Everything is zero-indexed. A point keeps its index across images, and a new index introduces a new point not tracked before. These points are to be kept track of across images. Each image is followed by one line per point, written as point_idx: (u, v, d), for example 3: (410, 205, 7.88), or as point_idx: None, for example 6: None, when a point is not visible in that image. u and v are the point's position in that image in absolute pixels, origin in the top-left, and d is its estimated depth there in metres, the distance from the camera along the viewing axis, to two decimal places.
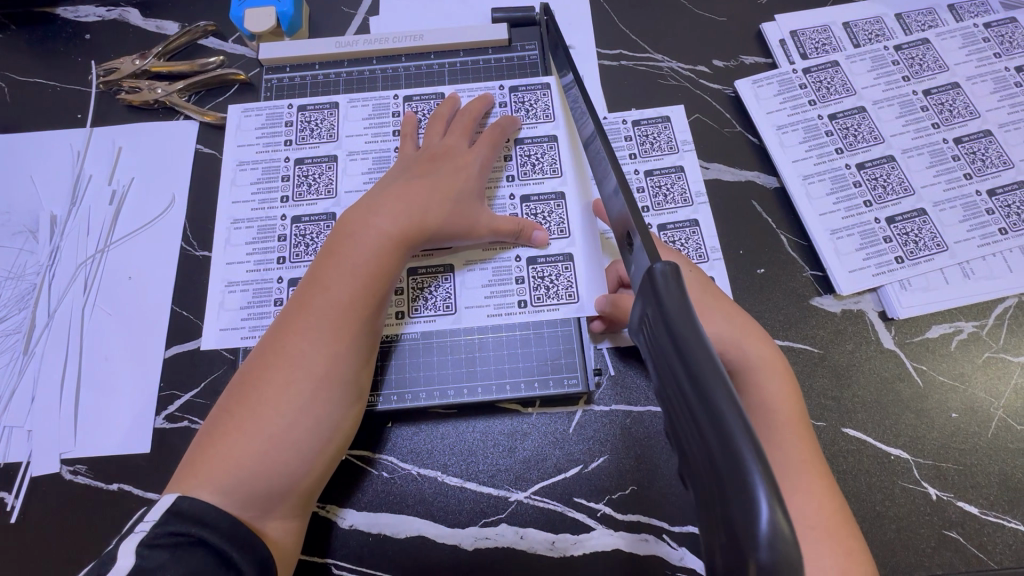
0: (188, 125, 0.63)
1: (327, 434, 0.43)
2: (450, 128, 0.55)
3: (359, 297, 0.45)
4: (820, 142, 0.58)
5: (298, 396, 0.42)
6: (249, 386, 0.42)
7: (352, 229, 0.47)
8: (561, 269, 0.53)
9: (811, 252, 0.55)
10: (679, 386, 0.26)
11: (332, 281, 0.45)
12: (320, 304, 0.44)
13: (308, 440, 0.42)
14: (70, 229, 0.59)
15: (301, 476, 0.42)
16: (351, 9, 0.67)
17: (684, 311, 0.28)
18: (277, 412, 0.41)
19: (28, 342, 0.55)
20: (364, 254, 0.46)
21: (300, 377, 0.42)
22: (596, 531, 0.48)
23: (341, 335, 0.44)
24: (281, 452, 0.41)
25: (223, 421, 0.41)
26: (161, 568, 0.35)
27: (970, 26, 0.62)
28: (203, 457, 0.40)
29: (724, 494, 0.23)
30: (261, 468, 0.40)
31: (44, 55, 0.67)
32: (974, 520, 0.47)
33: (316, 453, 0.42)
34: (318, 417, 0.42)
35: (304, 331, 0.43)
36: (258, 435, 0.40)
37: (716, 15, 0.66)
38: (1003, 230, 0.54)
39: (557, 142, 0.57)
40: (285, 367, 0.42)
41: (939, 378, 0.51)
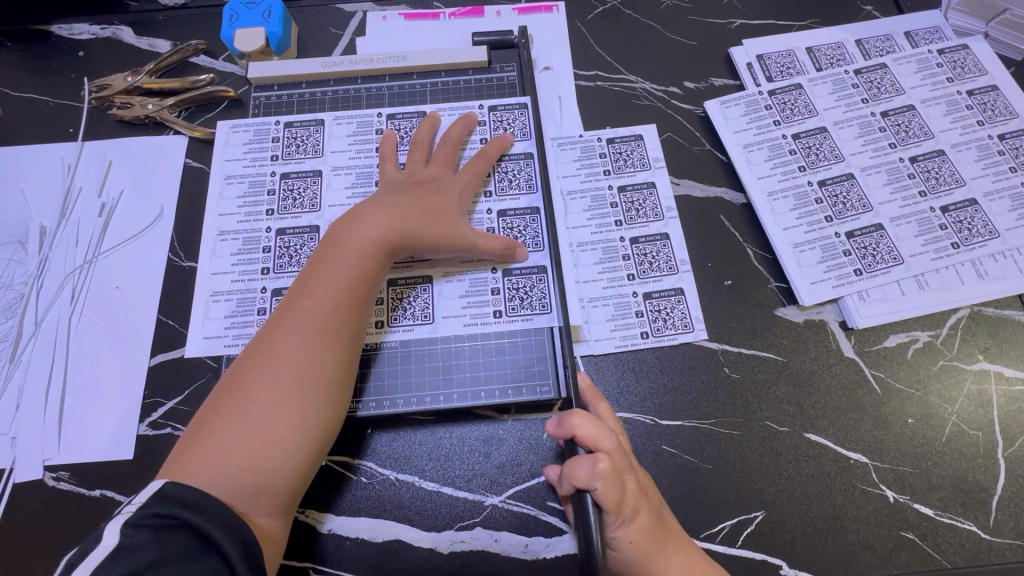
0: (177, 139, 0.65)
1: (311, 433, 0.44)
2: (431, 156, 0.57)
3: (343, 301, 0.47)
4: (784, 161, 0.61)
5: (284, 395, 0.44)
6: (236, 385, 0.44)
7: (339, 237, 0.50)
8: (535, 280, 0.55)
9: (776, 264, 0.58)
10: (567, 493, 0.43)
11: (319, 285, 0.47)
12: (307, 307, 0.46)
13: (292, 437, 0.44)
14: (59, 240, 0.60)
15: (284, 473, 0.43)
16: (338, 30, 0.70)
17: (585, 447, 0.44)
18: (263, 410, 0.43)
19: (14, 351, 0.56)
20: (349, 259, 0.48)
21: (286, 378, 0.44)
22: (567, 534, 0.49)
23: (325, 337, 0.46)
24: (267, 447, 0.43)
25: (211, 417, 0.44)
26: (142, 548, 0.37)
27: (925, 52, 0.66)
28: (193, 452, 0.42)
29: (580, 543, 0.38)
30: (247, 463, 0.42)
31: (38, 71, 0.69)
32: (929, 522, 0.49)
33: (299, 450, 0.44)
34: (302, 416, 0.44)
35: (290, 333, 0.45)
36: (247, 430, 0.43)
37: (687, 39, 0.69)
38: (955, 244, 0.57)
39: (533, 159, 0.60)
40: (273, 365, 0.44)
41: (896, 385, 0.54)
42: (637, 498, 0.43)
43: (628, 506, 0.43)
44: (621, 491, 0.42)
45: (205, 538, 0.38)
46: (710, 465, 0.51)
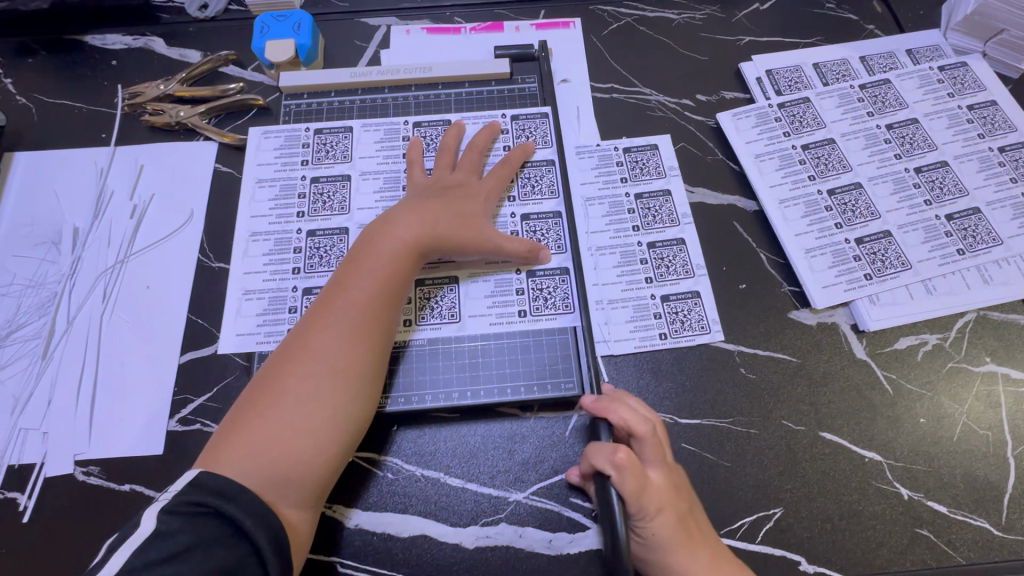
0: (208, 145, 0.67)
1: (344, 427, 0.46)
2: (458, 162, 0.59)
3: (376, 299, 0.49)
4: (794, 170, 0.64)
5: (319, 389, 0.45)
6: (271, 378, 0.46)
7: (372, 239, 0.52)
8: (558, 281, 0.57)
9: (788, 268, 0.60)
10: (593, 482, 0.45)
11: (353, 284, 0.49)
12: (341, 305, 0.48)
13: (325, 429, 0.45)
14: (91, 241, 0.62)
15: (316, 465, 0.44)
16: (364, 43, 0.72)
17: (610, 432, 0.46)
18: (298, 403, 0.44)
19: (46, 348, 0.57)
20: (382, 259, 0.50)
21: (321, 372, 0.46)
22: (590, 530, 0.50)
23: (358, 334, 0.47)
24: (301, 439, 0.44)
25: (247, 409, 0.45)
26: (176, 533, 0.37)
27: (926, 69, 0.69)
28: (229, 443, 0.43)
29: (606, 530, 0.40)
30: (283, 454, 0.43)
31: (72, 79, 0.71)
32: (943, 519, 0.51)
33: (331, 443, 0.45)
34: (337, 409, 0.45)
35: (325, 329, 0.47)
36: (284, 422, 0.44)
37: (699, 54, 0.72)
38: (960, 251, 0.59)
39: (554, 166, 0.62)
40: (308, 360, 0.46)
41: (908, 386, 0.55)
42: (660, 491, 0.45)
43: (652, 497, 0.45)
44: (641, 481, 0.44)
45: (237, 526, 0.39)
46: (729, 462, 0.53)
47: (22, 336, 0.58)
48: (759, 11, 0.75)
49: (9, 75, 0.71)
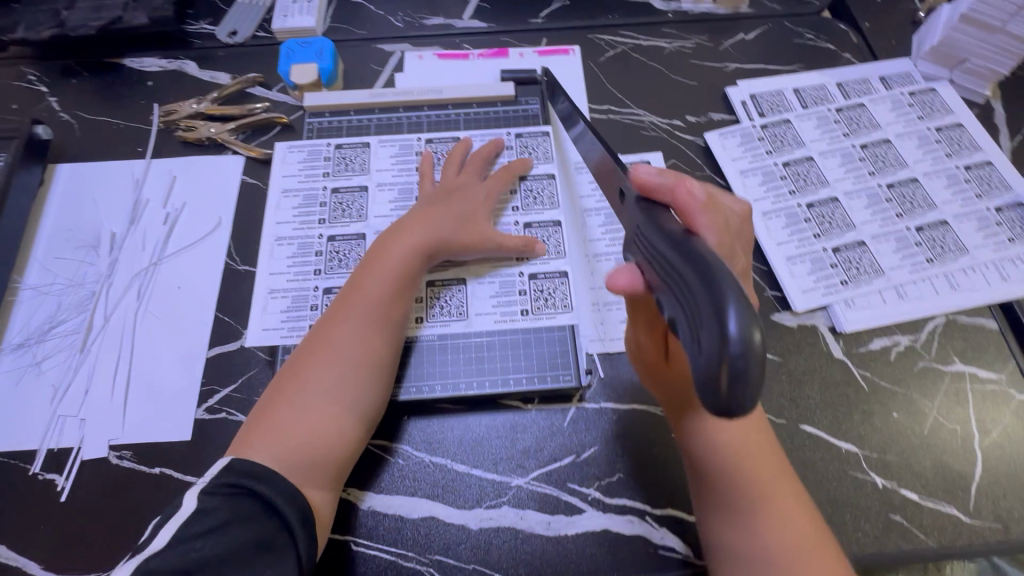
0: (235, 158, 0.72)
1: (362, 412, 0.50)
2: (464, 169, 0.65)
3: (389, 295, 0.54)
4: (776, 185, 0.69)
5: (341, 376, 0.50)
6: (296, 371, 0.51)
7: (384, 243, 0.57)
8: (558, 283, 0.62)
9: (771, 275, 0.65)
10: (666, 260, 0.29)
11: (368, 283, 0.54)
12: (358, 302, 0.53)
13: (344, 415, 0.49)
14: (127, 245, 0.67)
15: (337, 449, 0.49)
16: (380, 67, 0.79)
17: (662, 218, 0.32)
18: (323, 390, 0.49)
19: (85, 342, 0.62)
20: (397, 261, 0.56)
21: (344, 362, 0.50)
22: (587, 513, 0.54)
23: (374, 327, 0.52)
24: (324, 424, 0.48)
25: (273, 400, 0.49)
26: (213, 511, 0.41)
27: (898, 94, 0.75)
28: (259, 430, 0.48)
29: (698, 313, 0.25)
30: (309, 436, 0.47)
31: (111, 98, 0.77)
32: (914, 505, 0.54)
33: (351, 429, 0.50)
34: (356, 394, 0.50)
35: (344, 324, 0.52)
36: (309, 408, 0.48)
37: (688, 79, 0.79)
38: (929, 259, 0.64)
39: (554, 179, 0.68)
40: (331, 351, 0.51)
41: (882, 383, 0.60)
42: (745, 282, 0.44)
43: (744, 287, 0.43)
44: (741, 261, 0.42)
45: (267, 504, 0.43)
46: None
47: (62, 331, 0.63)
48: (744, 40, 0.82)
49: (53, 94, 0.77)
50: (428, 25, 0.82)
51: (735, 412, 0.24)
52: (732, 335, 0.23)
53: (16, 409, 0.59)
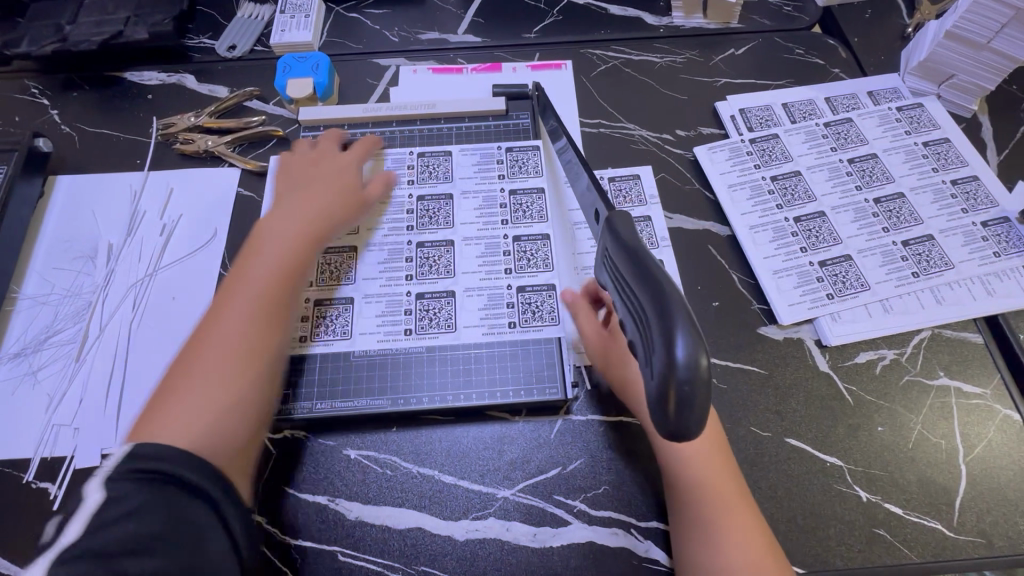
0: (231, 171, 0.74)
1: (266, 381, 0.49)
2: (324, 151, 0.67)
3: (281, 271, 0.54)
4: (764, 199, 0.70)
5: (231, 361, 0.48)
6: (185, 363, 0.48)
7: (269, 229, 0.58)
8: (545, 297, 0.63)
9: (759, 288, 0.65)
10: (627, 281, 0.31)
11: (258, 264, 0.54)
12: (247, 282, 0.53)
13: (247, 387, 0.48)
14: (124, 255, 0.68)
15: (244, 423, 0.47)
16: (375, 81, 0.80)
17: (633, 234, 0.33)
18: (212, 380, 0.47)
19: (81, 351, 0.63)
20: (279, 244, 0.56)
21: (226, 346, 0.48)
22: (572, 525, 0.55)
23: (269, 301, 0.52)
24: (228, 400, 0.46)
25: (163, 396, 0.46)
26: (126, 498, 0.37)
27: (885, 109, 0.75)
28: (153, 426, 0.44)
29: (652, 337, 0.27)
30: (204, 427, 0.44)
31: (111, 111, 0.79)
32: (897, 519, 0.55)
33: (256, 400, 0.48)
34: (255, 368, 0.49)
35: (234, 305, 0.51)
36: (206, 388, 0.46)
37: (679, 94, 0.80)
38: (915, 273, 0.65)
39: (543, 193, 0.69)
40: (222, 330, 0.49)
41: (867, 397, 0.60)
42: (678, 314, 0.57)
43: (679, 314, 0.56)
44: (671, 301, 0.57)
45: (181, 482, 0.39)
46: None
47: (59, 341, 0.64)
48: (734, 55, 0.83)
49: (55, 107, 0.79)
50: (423, 40, 0.84)
51: (683, 431, 0.26)
52: (680, 360, 0.25)
53: (11, 418, 0.60)
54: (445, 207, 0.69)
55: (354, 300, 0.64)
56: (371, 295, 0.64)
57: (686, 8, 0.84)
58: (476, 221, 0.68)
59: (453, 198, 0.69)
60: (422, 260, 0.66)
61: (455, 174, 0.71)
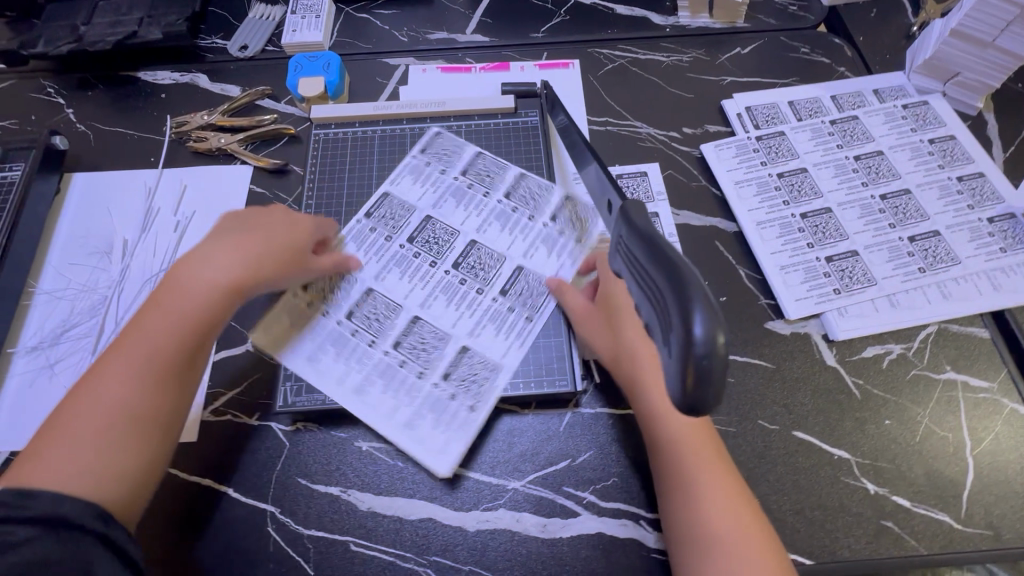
0: (244, 168, 0.75)
1: (143, 447, 0.50)
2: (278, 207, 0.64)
3: (180, 331, 0.54)
4: (771, 196, 0.70)
5: (107, 422, 0.49)
6: (64, 410, 0.50)
7: (184, 279, 0.56)
8: (572, 205, 0.69)
9: (765, 283, 0.66)
10: (641, 266, 0.31)
11: (157, 321, 0.54)
12: (141, 340, 0.53)
13: (120, 449, 0.49)
14: (139, 251, 0.69)
15: (116, 482, 0.48)
16: (384, 80, 0.81)
17: (648, 218, 0.33)
18: (84, 438, 0.48)
19: (97, 345, 0.64)
20: (188, 300, 0.55)
21: (108, 403, 0.50)
22: (582, 516, 0.55)
23: (157, 362, 0.52)
24: (101, 458, 0.48)
25: (40, 440, 0.49)
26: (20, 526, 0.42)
27: (891, 107, 0.76)
28: (23, 465, 0.47)
29: (669, 319, 0.27)
30: (66, 483, 0.46)
31: (125, 110, 0.80)
32: (905, 512, 0.55)
33: (131, 461, 0.49)
34: (129, 432, 0.50)
35: (120, 361, 0.52)
36: (79, 441, 0.48)
37: (686, 92, 0.80)
38: (921, 268, 0.65)
39: (482, 155, 0.73)
40: (103, 387, 0.51)
41: (875, 391, 0.60)
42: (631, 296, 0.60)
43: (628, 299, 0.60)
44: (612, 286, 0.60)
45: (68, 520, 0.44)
46: None
47: (75, 335, 0.65)
48: (740, 54, 0.83)
49: (70, 106, 0.80)
50: (432, 39, 0.85)
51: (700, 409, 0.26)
52: (697, 336, 0.25)
53: (29, 410, 0.60)
54: (435, 225, 0.69)
55: (468, 347, 0.61)
56: (478, 328, 0.62)
57: (692, 8, 0.85)
58: (469, 214, 0.70)
59: (432, 215, 0.69)
60: (472, 270, 0.66)
61: (413, 199, 0.70)
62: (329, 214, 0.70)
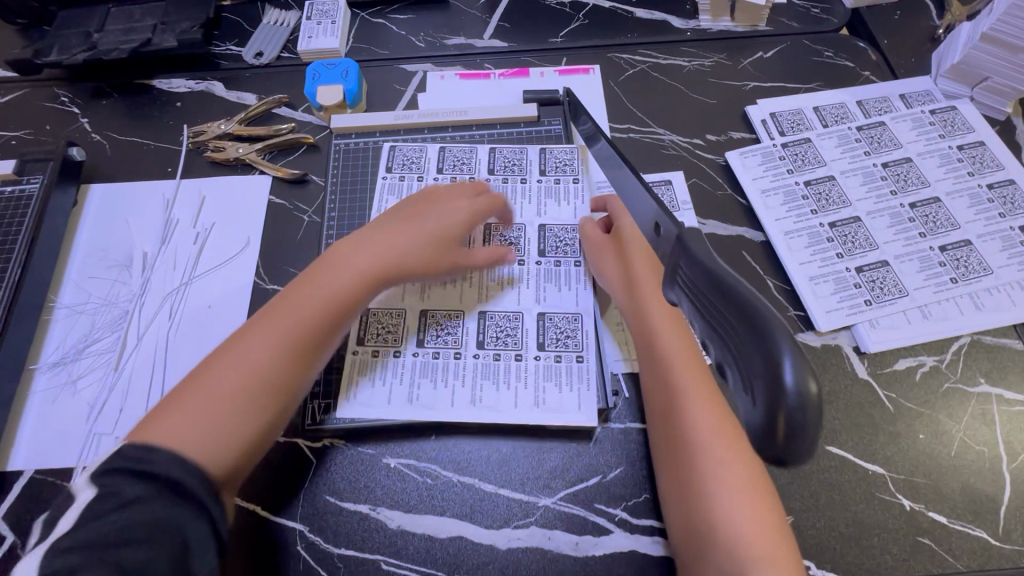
0: (262, 178, 0.74)
1: (271, 417, 0.50)
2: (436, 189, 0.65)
3: (327, 305, 0.54)
4: (798, 204, 0.69)
5: (245, 384, 0.49)
6: (205, 366, 0.50)
7: (341, 257, 0.57)
8: (553, 152, 0.72)
9: (794, 295, 0.65)
10: (705, 300, 0.28)
11: (308, 293, 0.55)
12: (291, 308, 0.53)
13: (254, 416, 0.49)
14: (158, 264, 0.69)
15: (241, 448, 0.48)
16: (402, 87, 0.80)
17: (705, 246, 0.31)
18: (220, 395, 0.48)
19: (119, 361, 0.63)
20: (343, 276, 0.56)
21: (247, 365, 0.50)
22: (614, 533, 0.55)
23: (302, 335, 0.52)
24: (235, 423, 0.48)
25: (182, 390, 0.48)
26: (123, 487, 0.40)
27: (919, 112, 0.75)
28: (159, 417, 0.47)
29: (747, 362, 0.25)
30: (194, 443, 0.45)
31: (140, 119, 0.79)
32: (942, 528, 0.54)
33: (257, 432, 0.49)
34: (268, 399, 0.50)
35: (268, 327, 0.52)
36: (222, 398, 0.48)
37: (709, 98, 0.79)
38: (953, 279, 0.64)
39: (444, 148, 0.73)
40: (248, 348, 0.51)
41: (908, 405, 0.60)
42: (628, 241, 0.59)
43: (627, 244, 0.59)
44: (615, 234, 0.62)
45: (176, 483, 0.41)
46: None
47: (96, 350, 0.64)
48: (763, 59, 0.82)
49: (85, 115, 0.79)
50: (449, 45, 0.84)
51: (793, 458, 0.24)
52: (788, 383, 0.23)
53: (51, 428, 0.60)
54: None
55: (545, 312, 0.63)
56: (543, 293, 0.64)
57: (713, 11, 0.84)
58: None
59: None
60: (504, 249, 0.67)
61: None
62: (351, 226, 0.69)
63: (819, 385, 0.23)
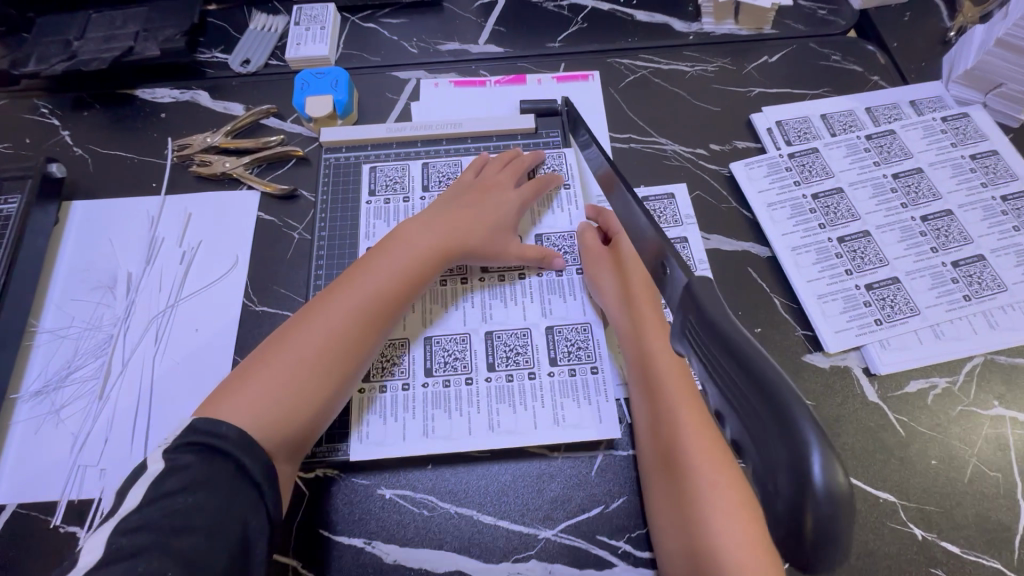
0: (250, 194, 0.71)
1: (334, 395, 0.52)
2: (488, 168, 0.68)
3: (391, 285, 0.56)
4: (805, 218, 0.67)
5: (325, 352, 0.51)
6: (279, 339, 0.52)
7: (404, 238, 0.59)
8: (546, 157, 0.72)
9: (802, 314, 0.63)
10: (724, 374, 0.27)
11: (375, 271, 0.56)
12: (358, 286, 0.55)
13: (320, 392, 0.51)
14: (143, 286, 0.66)
15: (304, 424, 0.50)
16: (395, 96, 0.77)
17: (723, 312, 0.30)
18: (302, 360, 0.50)
19: (103, 388, 0.61)
20: (407, 256, 0.58)
21: (319, 339, 0.51)
22: (617, 567, 0.53)
23: (369, 313, 0.54)
24: (302, 399, 0.50)
25: (256, 359, 0.51)
26: (186, 467, 0.43)
27: (930, 119, 0.72)
28: (229, 389, 0.48)
29: (771, 449, 0.24)
30: (257, 417, 0.47)
31: (124, 131, 0.76)
32: (956, 559, 0.53)
33: (319, 409, 0.51)
34: (335, 375, 0.51)
35: (335, 304, 0.54)
36: (294, 371, 0.50)
37: (712, 105, 0.77)
38: (966, 297, 0.62)
39: (427, 163, 0.72)
40: (317, 322, 0.52)
41: (920, 429, 0.58)
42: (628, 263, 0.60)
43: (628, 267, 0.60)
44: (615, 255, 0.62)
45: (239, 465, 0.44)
46: None
47: (80, 377, 0.62)
48: (768, 63, 0.79)
49: (66, 128, 0.77)
50: (442, 51, 0.81)
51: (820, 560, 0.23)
52: (815, 476, 0.22)
53: (34, 460, 0.58)
54: None
55: (551, 326, 0.62)
56: (548, 305, 0.63)
57: (716, 14, 0.81)
58: None
59: None
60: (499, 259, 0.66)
61: None
62: (344, 244, 0.67)
63: (849, 477, 0.22)
